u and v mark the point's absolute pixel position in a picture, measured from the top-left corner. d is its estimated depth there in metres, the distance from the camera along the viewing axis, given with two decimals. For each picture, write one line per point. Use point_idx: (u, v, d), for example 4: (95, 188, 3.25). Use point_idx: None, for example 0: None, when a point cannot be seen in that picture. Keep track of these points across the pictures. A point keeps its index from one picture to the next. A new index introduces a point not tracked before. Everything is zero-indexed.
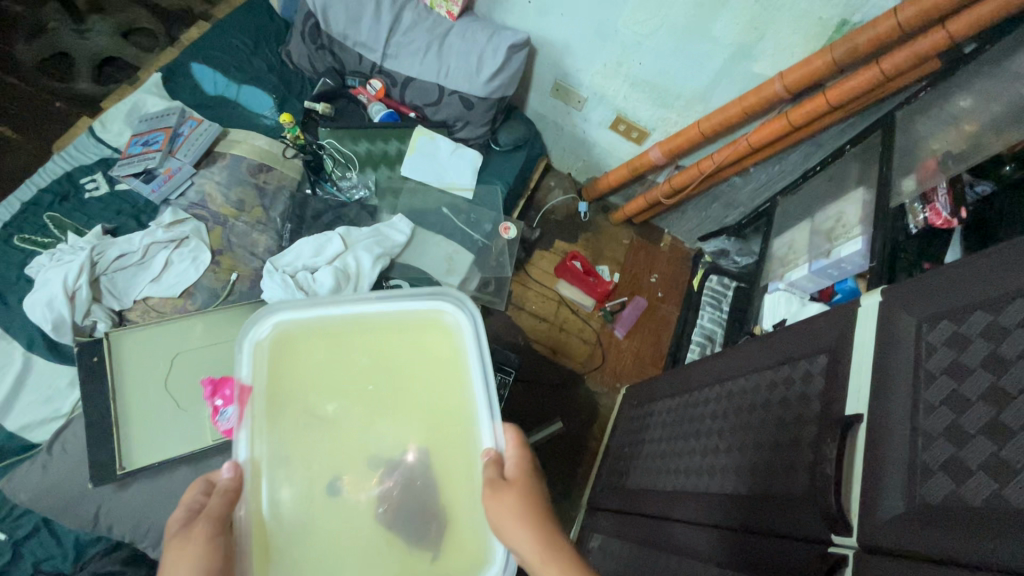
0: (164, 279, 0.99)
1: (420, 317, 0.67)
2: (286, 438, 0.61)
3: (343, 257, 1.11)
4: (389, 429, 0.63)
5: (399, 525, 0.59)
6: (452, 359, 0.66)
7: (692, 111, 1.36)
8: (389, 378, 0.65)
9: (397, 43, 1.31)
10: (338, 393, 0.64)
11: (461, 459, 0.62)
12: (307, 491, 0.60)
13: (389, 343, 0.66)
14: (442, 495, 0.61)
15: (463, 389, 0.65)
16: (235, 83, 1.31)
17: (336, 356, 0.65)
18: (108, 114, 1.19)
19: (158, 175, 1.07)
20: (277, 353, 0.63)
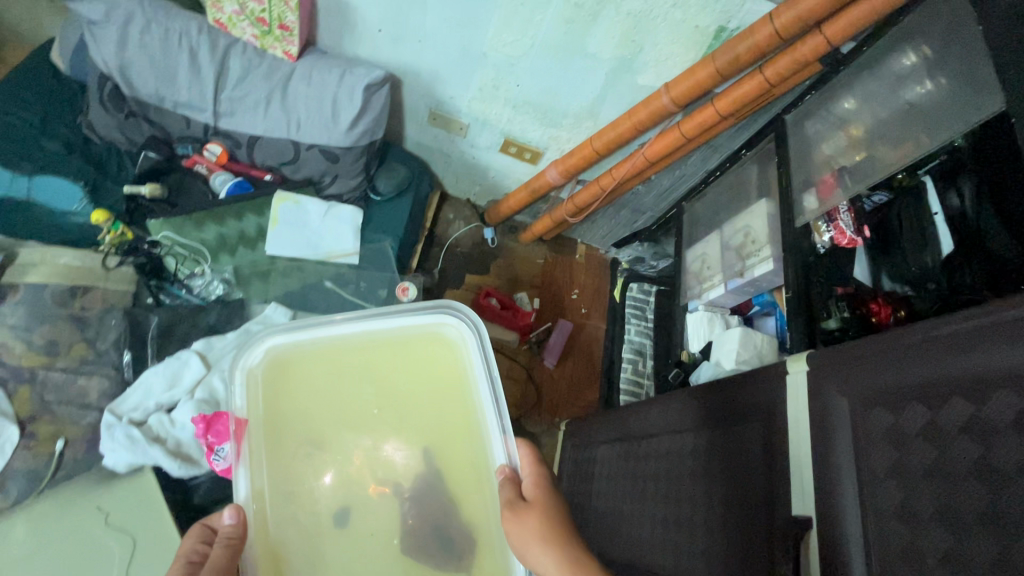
0: None
1: (423, 330, 0.65)
2: (297, 469, 0.61)
3: (205, 382, 0.91)
4: (401, 446, 0.63)
5: (418, 544, 0.60)
6: (456, 374, 0.65)
7: (582, 127, 1.25)
8: (392, 396, 0.64)
9: (229, 98, 1.09)
10: (344, 417, 0.64)
11: (474, 470, 0.62)
12: (324, 522, 0.60)
13: (391, 361, 0.65)
14: (457, 510, 0.61)
15: (473, 404, 0.63)
16: (22, 174, 1.01)
17: (339, 380, 0.64)
18: None
19: None
20: (279, 377, 0.63)
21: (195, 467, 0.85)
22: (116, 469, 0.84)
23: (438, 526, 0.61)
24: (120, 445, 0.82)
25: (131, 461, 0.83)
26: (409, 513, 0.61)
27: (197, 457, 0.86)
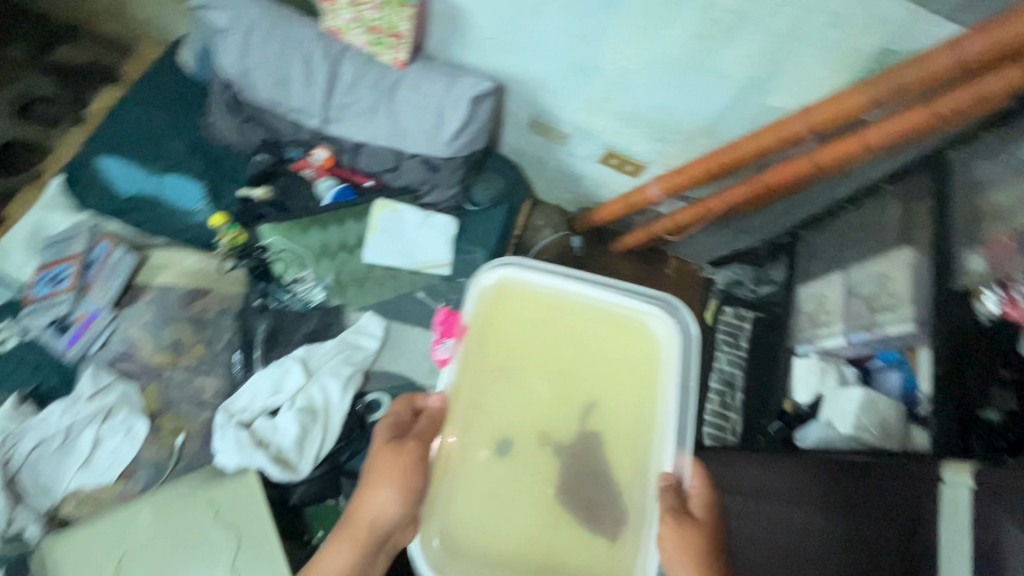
0: (95, 462, 0.86)
1: (635, 317, 0.73)
2: (488, 399, 0.69)
3: (307, 390, 0.96)
4: (582, 408, 0.70)
5: (571, 502, 0.66)
6: (646, 366, 0.71)
7: (696, 145, 1.15)
8: (585, 360, 0.72)
9: (338, 105, 1.09)
10: (538, 367, 0.71)
11: (640, 455, 0.68)
12: (497, 456, 0.68)
13: (595, 329, 0.73)
14: (612, 483, 0.67)
15: (657, 399, 0.69)
16: (154, 174, 1.11)
17: (547, 331, 0.73)
18: (6, 241, 1.03)
19: (72, 324, 0.93)
20: (503, 301, 0.73)
21: (293, 474, 0.91)
22: (225, 469, 0.90)
23: (593, 484, 0.67)
24: (230, 447, 0.89)
25: (240, 462, 0.89)
26: (570, 472, 0.67)
27: (295, 465, 0.92)
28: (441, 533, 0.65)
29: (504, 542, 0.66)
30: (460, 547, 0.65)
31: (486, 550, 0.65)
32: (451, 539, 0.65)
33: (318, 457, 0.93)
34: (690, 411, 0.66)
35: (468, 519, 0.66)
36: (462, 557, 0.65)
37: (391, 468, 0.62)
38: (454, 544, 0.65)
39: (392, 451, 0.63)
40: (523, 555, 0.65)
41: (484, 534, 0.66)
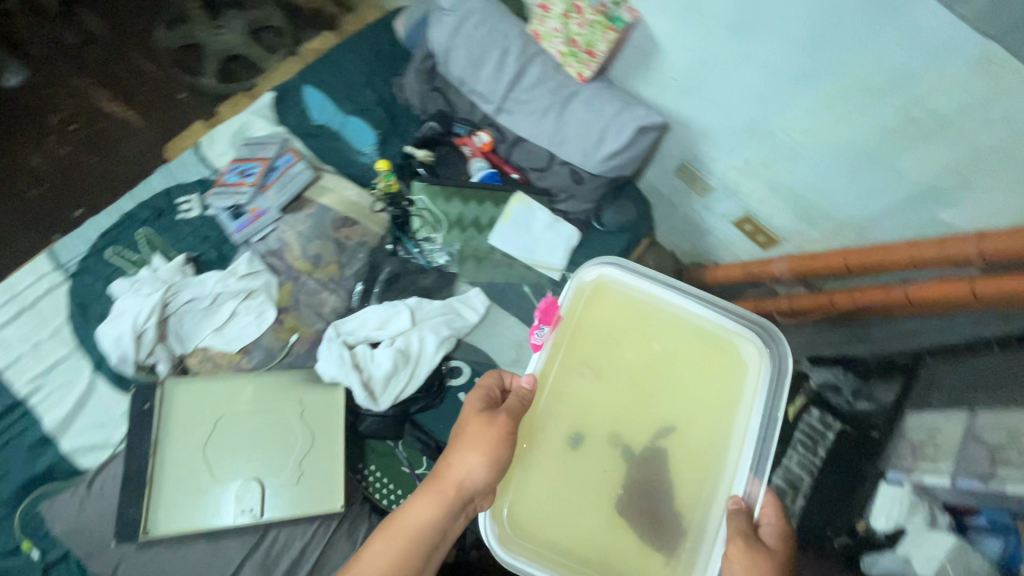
0: (226, 331, 0.98)
1: (726, 339, 0.78)
2: (575, 390, 0.78)
3: (407, 336, 1.03)
4: (658, 418, 0.77)
5: (633, 502, 0.74)
6: (730, 388, 0.76)
7: (841, 236, 1.10)
8: (669, 376, 0.78)
9: (515, 99, 1.18)
10: (624, 372, 0.79)
11: (709, 476, 0.74)
12: (569, 444, 0.77)
13: (683, 347, 0.79)
14: (676, 493, 0.74)
15: (736, 424, 0.75)
16: (343, 113, 1.26)
17: (636, 336, 0.80)
18: (216, 131, 1.21)
19: (245, 213, 1.07)
20: (598, 305, 0.81)
21: (373, 404, 0.99)
22: (321, 379, 0.98)
23: (658, 493, 0.74)
24: (332, 360, 0.97)
25: (334, 377, 0.97)
26: (636, 473, 0.75)
27: (377, 397, 0.99)
28: (512, 509, 0.75)
29: (567, 525, 0.74)
30: (527, 523, 0.75)
31: (550, 529, 0.74)
32: (519, 514, 0.75)
33: (397, 399, 1.00)
34: (771, 438, 0.70)
35: (537, 495, 0.75)
36: (526, 531, 0.74)
37: (479, 436, 0.68)
38: (520, 520, 0.75)
39: (483, 420, 0.69)
40: (584, 539, 0.74)
41: (552, 513, 0.75)
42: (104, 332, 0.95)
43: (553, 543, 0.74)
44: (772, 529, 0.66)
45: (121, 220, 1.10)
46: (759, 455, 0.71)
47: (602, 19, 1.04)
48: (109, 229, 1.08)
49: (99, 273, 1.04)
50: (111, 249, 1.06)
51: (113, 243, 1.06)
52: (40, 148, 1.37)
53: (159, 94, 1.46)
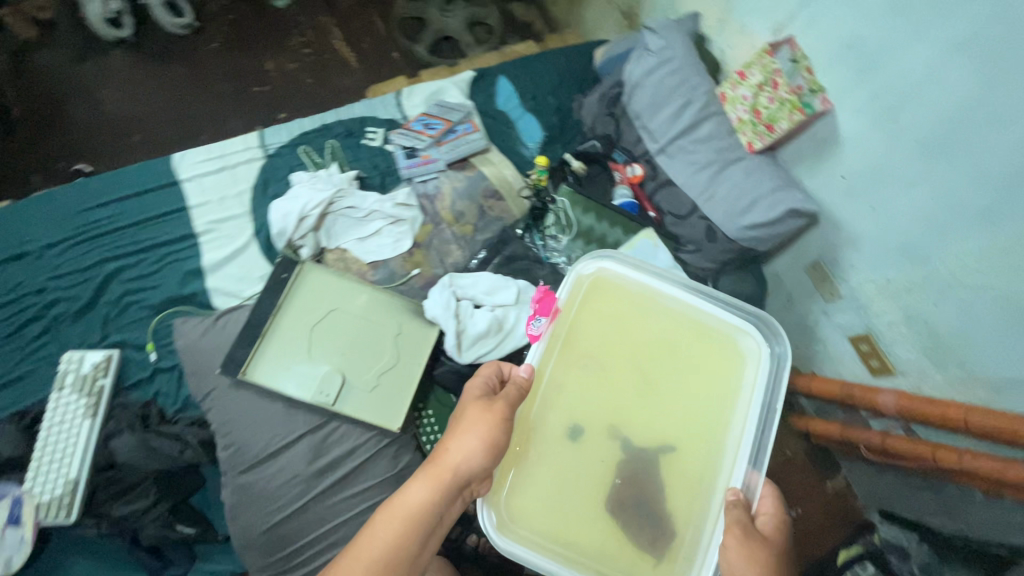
0: (366, 243, 1.11)
1: (722, 333, 0.82)
2: (575, 380, 0.80)
3: (507, 310, 1.08)
4: (659, 418, 0.79)
5: (624, 496, 0.76)
6: (730, 383, 0.80)
7: (967, 391, 1.02)
8: (672, 373, 0.81)
9: (680, 146, 1.24)
10: (625, 365, 0.81)
11: (710, 471, 0.77)
12: (563, 435, 0.78)
13: (686, 342, 0.82)
14: (671, 488, 0.76)
15: (736, 415, 0.78)
16: (523, 107, 1.39)
17: (633, 328, 0.83)
18: (417, 86, 1.36)
19: (417, 157, 1.22)
20: (596, 296, 0.83)
21: (456, 354, 1.05)
22: (424, 314, 1.07)
23: (656, 490, 0.76)
24: (439, 302, 1.05)
25: (436, 318, 1.04)
26: (631, 468, 0.77)
27: (461, 351, 1.05)
28: (507, 499, 0.76)
29: (567, 512, 0.76)
30: (523, 510, 0.76)
31: (548, 516, 0.76)
32: (516, 501, 0.76)
33: (477, 360, 1.05)
34: (769, 430, 0.75)
35: (531, 486, 0.77)
36: (523, 518, 0.76)
37: (480, 423, 0.71)
38: (513, 509, 0.76)
39: (482, 407, 0.71)
40: (583, 522, 0.76)
41: (545, 505, 0.76)
42: (276, 206, 1.10)
43: (553, 531, 0.76)
44: (768, 519, 0.71)
45: (318, 127, 1.27)
46: (758, 447, 0.76)
47: (793, 100, 1.08)
48: (307, 131, 1.26)
49: (288, 161, 1.22)
50: (303, 147, 1.23)
51: (306, 143, 1.24)
52: (275, 58, 1.62)
53: (379, 47, 1.70)
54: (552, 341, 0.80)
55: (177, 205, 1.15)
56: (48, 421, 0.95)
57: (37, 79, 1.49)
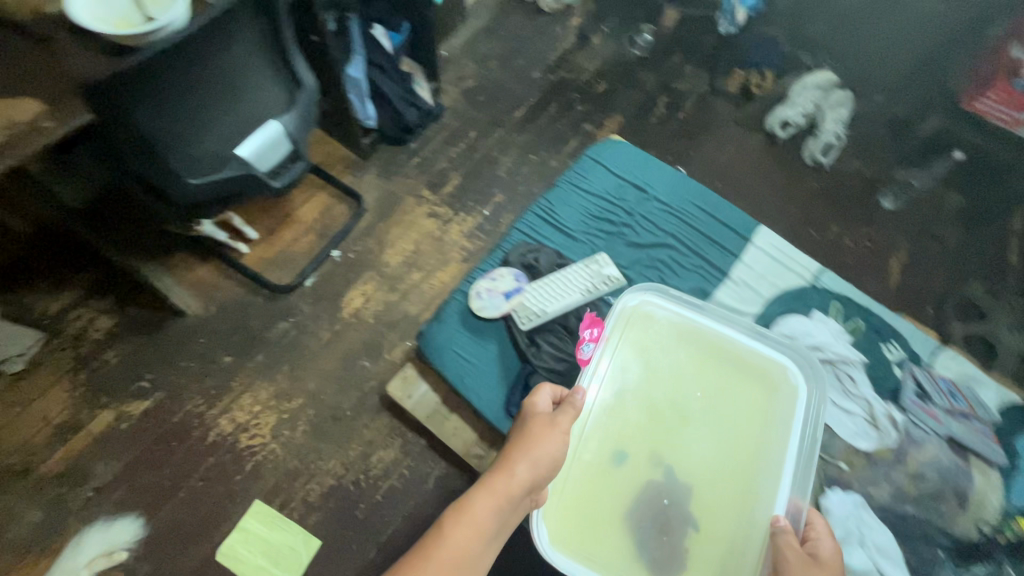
0: (833, 409, 1.19)
1: (753, 377, 1.16)
2: (617, 405, 1.13)
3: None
4: (691, 450, 1.10)
5: (661, 507, 1.05)
6: (769, 414, 1.13)
7: None
8: (704, 419, 1.13)
9: None
10: (659, 394, 1.15)
11: (748, 506, 1.05)
12: (602, 454, 1.09)
13: (714, 391, 1.15)
14: (712, 506, 1.06)
15: (775, 441, 1.10)
16: None
17: (671, 366, 1.17)
18: (960, 357, 1.31)
19: (921, 404, 1.21)
20: (636, 334, 1.19)
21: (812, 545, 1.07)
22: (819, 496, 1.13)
23: (688, 512, 1.05)
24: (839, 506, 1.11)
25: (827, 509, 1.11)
26: (667, 485, 1.07)
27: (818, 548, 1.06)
28: (559, 515, 1.04)
29: (620, 527, 1.04)
30: (575, 527, 1.04)
31: (599, 528, 1.04)
32: (568, 511, 1.05)
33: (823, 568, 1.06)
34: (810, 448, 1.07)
35: (574, 502, 1.06)
36: (574, 533, 1.03)
37: (542, 440, 0.90)
38: (561, 525, 1.04)
39: (546, 423, 0.94)
40: (636, 522, 1.04)
41: (584, 510, 1.05)
42: (799, 322, 1.27)
43: (603, 545, 1.03)
44: (822, 541, 0.91)
45: (858, 303, 1.35)
46: (798, 475, 1.07)
47: None
48: (849, 297, 1.36)
49: (818, 300, 1.35)
50: (837, 305, 1.35)
51: (841, 304, 1.35)
52: (841, 227, 1.81)
53: (923, 294, 1.72)
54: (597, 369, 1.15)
55: (732, 250, 1.40)
56: (565, 270, 1.29)
57: (705, 111, 1.98)
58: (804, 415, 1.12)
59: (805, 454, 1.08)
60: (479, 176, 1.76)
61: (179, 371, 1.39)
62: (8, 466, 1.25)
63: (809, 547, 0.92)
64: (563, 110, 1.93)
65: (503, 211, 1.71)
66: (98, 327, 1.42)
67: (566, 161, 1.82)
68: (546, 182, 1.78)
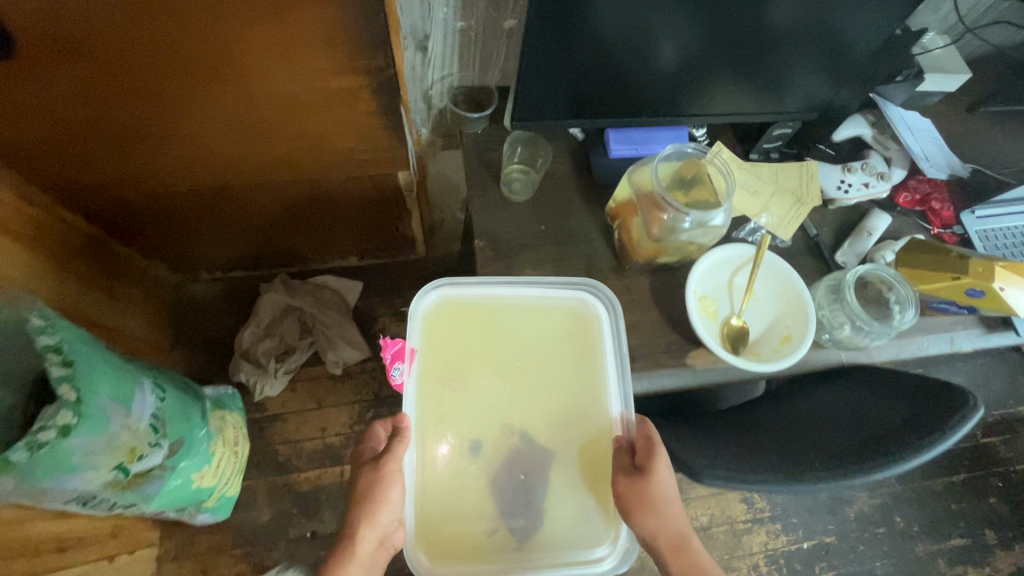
0: None
1: (555, 332, 0.78)
2: (430, 382, 0.74)
3: None
4: (537, 417, 0.74)
5: (518, 496, 0.72)
6: (581, 339, 0.77)
7: None
8: (526, 364, 0.76)
9: None
10: (479, 357, 0.76)
11: (595, 444, 0.73)
12: (439, 452, 0.71)
13: (534, 327, 0.78)
14: (575, 472, 0.73)
15: (597, 366, 0.76)
16: None
17: (483, 333, 0.77)
18: None
19: None
20: (457, 321, 0.77)
21: None
22: None
23: (544, 485, 0.72)
24: None
25: None
26: (512, 467, 0.72)
27: None
28: (422, 518, 0.69)
29: (478, 510, 0.71)
30: (445, 536, 0.69)
31: (464, 525, 0.70)
32: (425, 526, 0.69)
33: None
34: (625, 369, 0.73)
35: (432, 509, 0.70)
36: (441, 547, 0.69)
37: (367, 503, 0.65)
38: (436, 547, 0.69)
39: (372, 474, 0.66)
40: (492, 500, 0.71)
41: (432, 511, 0.70)
42: None
43: (467, 549, 0.69)
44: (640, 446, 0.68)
45: None
46: (619, 384, 0.74)
47: None
48: None
49: None
50: None
51: None
52: None
53: None
54: (416, 373, 0.73)
55: None
56: None
57: None
58: (615, 345, 0.76)
59: (621, 366, 0.74)
60: (821, 494, 1.41)
61: None
62: (275, 453, 1.31)
63: (636, 463, 0.67)
64: (973, 486, 1.45)
65: (822, 558, 1.35)
66: None
67: (935, 555, 1.38)
68: (892, 563, 1.36)
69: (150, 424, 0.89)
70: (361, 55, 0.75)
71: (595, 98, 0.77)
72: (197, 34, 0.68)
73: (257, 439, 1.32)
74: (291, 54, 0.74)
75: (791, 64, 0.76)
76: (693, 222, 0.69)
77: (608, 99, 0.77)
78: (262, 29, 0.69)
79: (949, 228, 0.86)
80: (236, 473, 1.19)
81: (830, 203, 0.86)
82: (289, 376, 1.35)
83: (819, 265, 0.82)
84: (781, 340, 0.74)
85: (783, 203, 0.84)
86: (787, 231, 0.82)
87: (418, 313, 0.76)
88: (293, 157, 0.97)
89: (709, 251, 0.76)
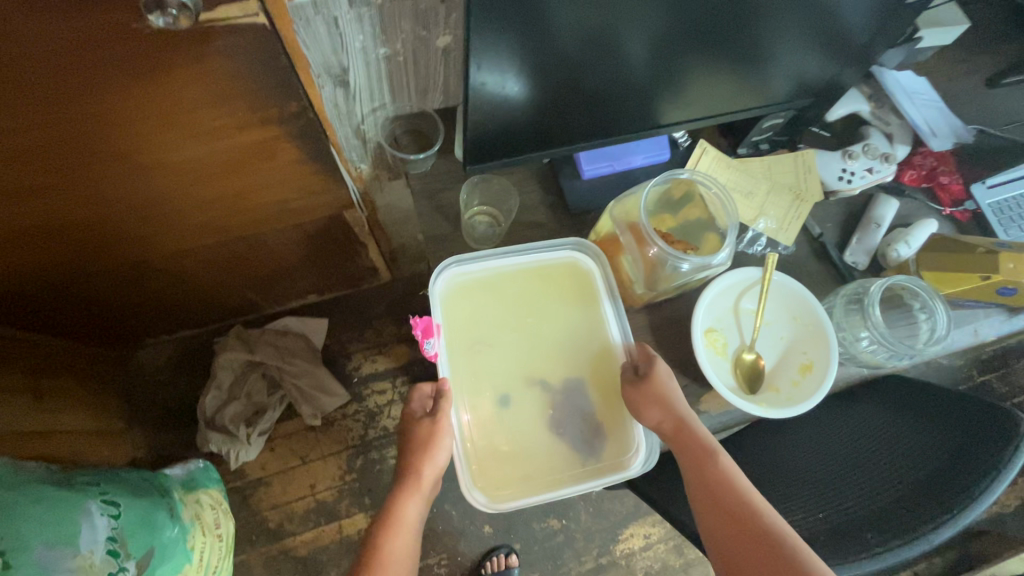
0: None
1: (560, 284, 0.70)
2: (459, 352, 0.66)
3: None
4: (566, 363, 0.68)
5: (567, 436, 0.66)
6: (579, 283, 0.70)
7: None
8: (547, 315, 0.69)
9: None
10: (504, 319, 0.68)
11: (602, 372, 0.68)
12: (482, 406, 0.65)
13: (547, 283, 0.70)
14: (595, 402, 0.67)
15: (592, 302, 0.70)
16: None
17: (503, 296, 0.69)
18: None
19: None
20: (477, 291, 0.68)
21: None
22: None
23: (577, 420, 0.66)
24: None
25: None
26: (557, 411, 0.66)
27: None
28: (477, 461, 0.64)
29: (530, 451, 0.65)
30: (504, 475, 0.64)
31: (521, 466, 0.64)
32: (479, 471, 0.64)
33: None
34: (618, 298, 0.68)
35: (485, 457, 0.64)
36: (498, 490, 0.64)
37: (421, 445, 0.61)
38: (497, 487, 0.64)
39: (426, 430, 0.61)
40: (543, 443, 0.65)
41: (485, 459, 0.64)
42: None
43: (527, 486, 0.64)
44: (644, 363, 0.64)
45: None
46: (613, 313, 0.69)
47: None
48: None
49: None
50: None
51: None
52: None
53: None
54: (444, 347, 0.66)
55: None
56: None
57: None
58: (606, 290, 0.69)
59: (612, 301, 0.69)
60: None
61: (441, 518, 1.23)
62: (265, 521, 1.22)
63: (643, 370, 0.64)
64: None
65: None
66: (392, 414, 1.30)
67: None
68: None
69: (108, 551, 0.78)
70: (266, 107, 0.61)
71: (558, 123, 0.65)
72: (50, 105, 0.52)
73: (243, 511, 1.22)
74: (177, 119, 0.59)
75: (780, 53, 0.65)
76: (691, 266, 0.59)
77: (573, 122, 0.65)
78: (135, 93, 0.54)
79: (960, 205, 0.78)
80: (225, 556, 1.09)
81: (832, 195, 0.77)
82: (264, 437, 1.24)
83: (828, 269, 0.74)
84: (804, 370, 0.66)
85: (781, 202, 0.74)
86: (788, 236, 0.73)
87: (437, 291, 0.67)
88: (213, 224, 0.84)
89: (715, 279, 0.67)
